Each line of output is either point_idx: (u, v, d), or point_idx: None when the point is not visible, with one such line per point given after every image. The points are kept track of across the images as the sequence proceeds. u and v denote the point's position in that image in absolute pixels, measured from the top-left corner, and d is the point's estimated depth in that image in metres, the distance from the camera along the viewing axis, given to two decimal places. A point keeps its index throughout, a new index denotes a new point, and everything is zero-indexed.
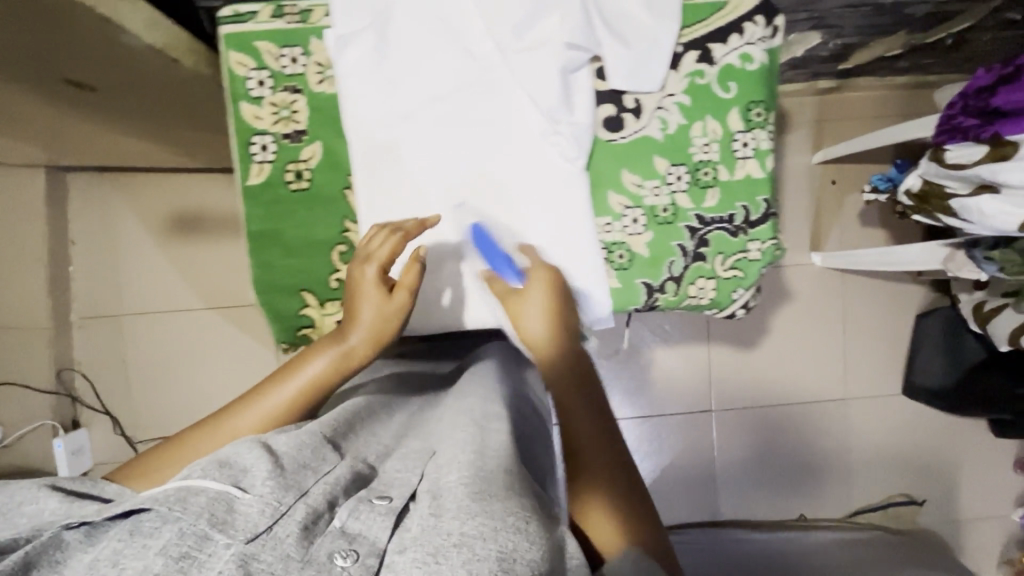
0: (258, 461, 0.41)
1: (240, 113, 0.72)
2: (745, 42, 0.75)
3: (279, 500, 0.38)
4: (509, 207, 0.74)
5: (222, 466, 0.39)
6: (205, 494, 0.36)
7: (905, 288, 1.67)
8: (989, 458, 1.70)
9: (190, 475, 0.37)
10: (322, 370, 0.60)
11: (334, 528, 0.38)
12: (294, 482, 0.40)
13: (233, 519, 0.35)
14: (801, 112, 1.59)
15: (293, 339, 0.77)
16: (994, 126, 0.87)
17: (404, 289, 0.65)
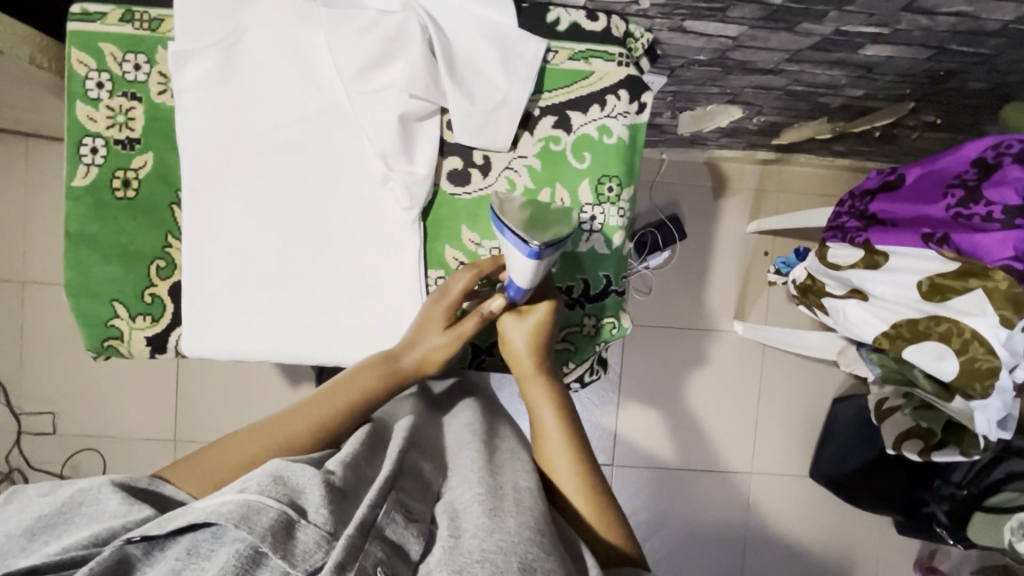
0: (310, 482, 0.46)
1: (73, 112, 0.70)
2: (605, 115, 0.74)
3: (331, 525, 0.43)
4: (339, 247, 0.72)
5: (278, 484, 0.45)
6: (268, 514, 0.41)
7: (826, 369, 1.64)
8: (888, 551, 1.67)
9: (249, 495, 0.43)
10: (366, 390, 0.63)
11: (379, 537, 0.45)
12: (343, 506, 0.46)
13: (292, 543, 0.41)
14: (741, 179, 1.58)
15: (100, 348, 0.74)
16: (867, 233, 0.85)
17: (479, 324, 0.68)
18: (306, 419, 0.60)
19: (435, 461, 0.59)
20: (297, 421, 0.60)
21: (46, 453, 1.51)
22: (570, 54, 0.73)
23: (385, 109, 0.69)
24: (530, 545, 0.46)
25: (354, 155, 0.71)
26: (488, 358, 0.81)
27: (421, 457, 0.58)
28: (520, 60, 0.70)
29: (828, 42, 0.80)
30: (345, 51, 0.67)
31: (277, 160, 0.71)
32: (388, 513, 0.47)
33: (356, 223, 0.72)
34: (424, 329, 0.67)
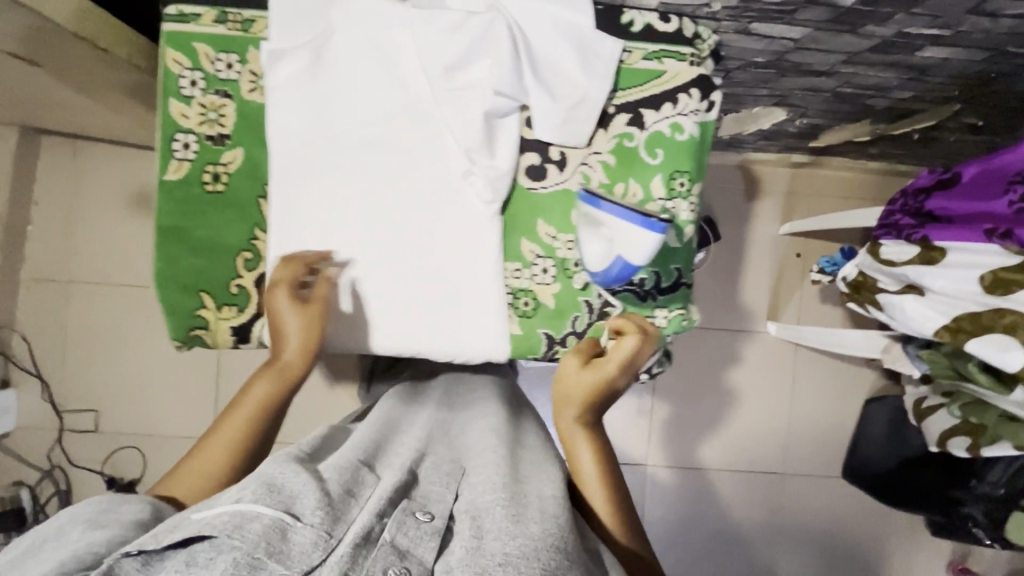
0: (306, 489, 0.47)
1: (167, 109, 0.73)
2: (677, 112, 0.76)
3: (329, 532, 0.43)
4: (420, 240, 0.74)
5: (273, 492, 0.45)
6: (262, 521, 0.41)
7: (858, 370, 1.66)
8: (923, 555, 1.66)
9: (242, 504, 0.43)
10: (266, 391, 0.65)
11: (386, 541, 0.44)
12: (341, 513, 0.46)
13: (288, 548, 0.40)
14: (774, 182, 1.60)
15: (185, 338, 0.76)
16: (924, 229, 0.87)
17: (323, 301, 0.70)
18: (227, 434, 0.62)
19: (449, 466, 0.59)
20: (221, 440, 0.61)
21: (86, 450, 1.52)
22: (643, 54, 0.76)
23: (468, 107, 0.71)
24: (554, 551, 0.46)
25: (435, 151, 0.73)
26: (561, 350, 0.78)
27: (430, 466, 0.58)
28: (598, 60, 0.73)
29: (888, 44, 0.82)
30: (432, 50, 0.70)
31: (362, 155, 0.73)
32: (395, 518, 0.47)
33: (436, 217, 0.74)
34: (285, 328, 0.69)
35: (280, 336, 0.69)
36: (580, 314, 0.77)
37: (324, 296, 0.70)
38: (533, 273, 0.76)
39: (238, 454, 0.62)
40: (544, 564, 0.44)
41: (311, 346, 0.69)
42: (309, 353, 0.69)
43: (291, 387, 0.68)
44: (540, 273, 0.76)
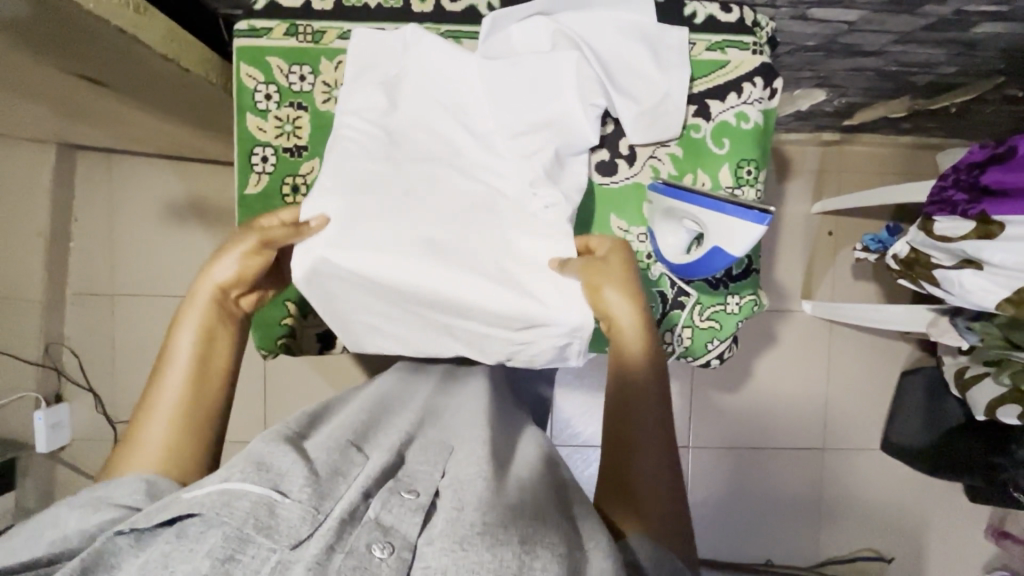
0: (294, 465, 0.46)
1: (244, 124, 0.75)
2: (742, 102, 0.78)
3: (316, 508, 0.43)
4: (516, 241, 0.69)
5: (262, 470, 0.45)
6: (249, 499, 0.41)
7: (892, 343, 1.67)
8: (962, 521, 1.69)
9: (229, 482, 0.43)
10: (194, 343, 0.62)
11: (370, 519, 0.43)
12: (328, 488, 0.46)
13: (276, 523, 0.41)
14: (803, 162, 1.61)
15: (272, 347, 0.81)
16: (981, 204, 0.89)
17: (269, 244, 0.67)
18: (171, 396, 0.59)
19: (436, 446, 0.57)
20: (161, 404, 0.59)
21: None
22: (706, 45, 0.77)
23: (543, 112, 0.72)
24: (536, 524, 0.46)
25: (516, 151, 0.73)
26: None
27: (419, 445, 0.57)
28: (668, 54, 0.74)
29: (942, 22, 0.83)
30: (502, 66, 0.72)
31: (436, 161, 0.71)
32: (381, 496, 0.46)
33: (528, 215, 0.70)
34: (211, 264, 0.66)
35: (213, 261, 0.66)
36: (655, 304, 0.79)
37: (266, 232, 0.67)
38: None
39: (189, 412, 0.59)
40: (521, 532, 0.45)
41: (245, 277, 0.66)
42: (239, 283, 0.66)
43: (220, 328, 0.64)
44: None
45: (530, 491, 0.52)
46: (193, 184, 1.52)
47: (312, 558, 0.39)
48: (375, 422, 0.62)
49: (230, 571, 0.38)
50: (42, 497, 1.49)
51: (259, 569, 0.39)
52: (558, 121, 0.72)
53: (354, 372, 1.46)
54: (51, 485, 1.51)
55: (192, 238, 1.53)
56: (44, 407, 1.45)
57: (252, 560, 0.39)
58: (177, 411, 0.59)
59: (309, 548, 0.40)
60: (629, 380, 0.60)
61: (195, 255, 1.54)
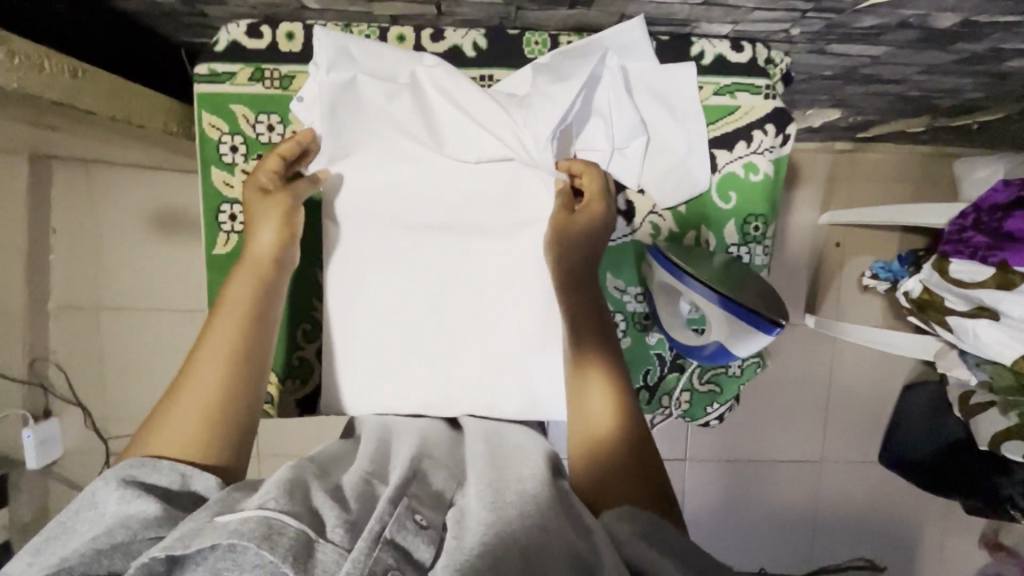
0: (325, 501, 0.47)
1: (210, 179, 0.71)
2: (751, 152, 0.71)
3: (348, 544, 0.43)
4: (492, 317, 0.74)
5: (290, 497, 0.45)
6: (287, 533, 0.41)
7: (895, 357, 1.64)
8: (956, 533, 1.69)
9: (268, 513, 0.42)
10: (245, 296, 0.62)
11: (388, 541, 0.44)
12: (354, 518, 0.46)
13: (312, 563, 0.40)
14: (813, 170, 1.54)
15: None
16: (1002, 251, 0.83)
17: (298, 194, 0.67)
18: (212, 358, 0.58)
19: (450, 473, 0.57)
20: (204, 367, 0.57)
21: None
22: (715, 89, 0.70)
23: (528, 187, 0.71)
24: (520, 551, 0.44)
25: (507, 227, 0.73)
26: None
27: (432, 469, 0.57)
28: (674, 103, 0.68)
29: (974, 58, 0.75)
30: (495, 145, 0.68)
31: (426, 243, 0.73)
32: (399, 520, 0.46)
33: (508, 293, 0.74)
34: (259, 224, 0.65)
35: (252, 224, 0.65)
36: (652, 367, 0.75)
37: (301, 189, 0.67)
38: None
39: (230, 372, 0.58)
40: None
41: (289, 233, 0.66)
42: (281, 243, 0.65)
43: (271, 290, 0.64)
44: None
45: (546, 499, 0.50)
46: (175, 195, 1.46)
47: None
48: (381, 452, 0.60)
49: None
50: (37, 510, 1.50)
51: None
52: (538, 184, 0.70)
53: None
54: (46, 499, 1.51)
55: (176, 251, 1.48)
56: (32, 424, 1.44)
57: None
58: (221, 378, 0.57)
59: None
60: (574, 298, 0.63)
61: (181, 269, 1.49)
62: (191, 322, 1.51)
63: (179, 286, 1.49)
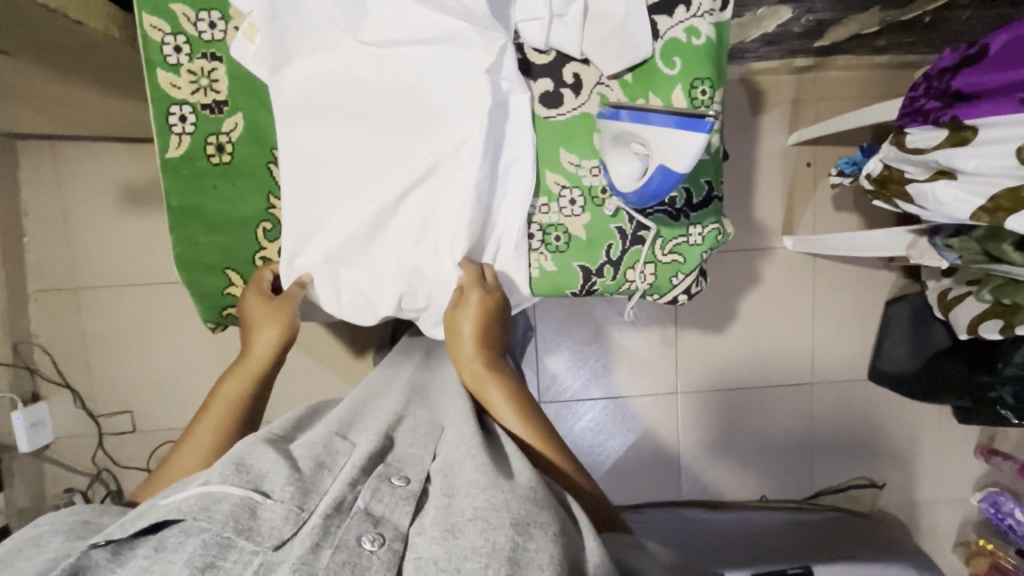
0: (275, 467, 0.50)
1: (156, 81, 0.73)
2: (692, 15, 0.73)
3: (300, 507, 0.46)
4: (451, 203, 0.76)
5: (240, 472, 0.48)
6: (228, 502, 0.44)
7: (877, 273, 1.65)
8: (952, 444, 1.70)
9: (211, 486, 0.45)
10: (235, 389, 0.70)
11: (360, 509, 0.47)
12: (311, 485, 0.49)
13: (257, 525, 0.43)
14: (777, 92, 1.55)
15: (219, 318, 0.84)
16: (954, 109, 0.84)
17: (295, 303, 0.76)
18: (202, 438, 0.65)
19: (426, 428, 0.64)
20: (195, 442, 0.64)
21: (129, 451, 1.54)
22: None
23: (471, 62, 0.72)
24: (484, 492, 0.48)
25: (452, 108, 0.73)
26: (599, 281, 0.82)
27: (406, 428, 0.63)
28: None
29: None
30: (438, 20, 0.70)
31: (381, 132, 0.75)
32: (370, 486, 0.49)
33: (458, 175, 0.75)
34: (259, 324, 0.74)
35: (253, 330, 0.75)
36: (614, 241, 0.80)
37: (292, 296, 0.76)
38: (561, 205, 0.79)
39: (222, 435, 0.66)
40: (513, 513, 0.46)
41: (283, 341, 0.74)
42: (277, 346, 0.74)
43: (263, 384, 0.72)
44: (568, 205, 0.79)
45: (526, 457, 0.58)
46: (145, 165, 1.46)
47: (299, 559, 0.41)
48: (361, 413, 0.67)
49: None
50: (35, 496, 1.48)
51: (241, 572, 0.40)
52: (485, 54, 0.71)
53: (333, 346, 1.44)
54: (43, 484, 1.49)
55: (150, 222, 1.48)
56: (20, 407, 1.43)
57: (234, 565, 0.41)
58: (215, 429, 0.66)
59: (294, 547, 0.42)
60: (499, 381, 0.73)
61: (157, 239, 1.49)
62: (171, 291, 1.50)
63: (157, 256, 1.49)
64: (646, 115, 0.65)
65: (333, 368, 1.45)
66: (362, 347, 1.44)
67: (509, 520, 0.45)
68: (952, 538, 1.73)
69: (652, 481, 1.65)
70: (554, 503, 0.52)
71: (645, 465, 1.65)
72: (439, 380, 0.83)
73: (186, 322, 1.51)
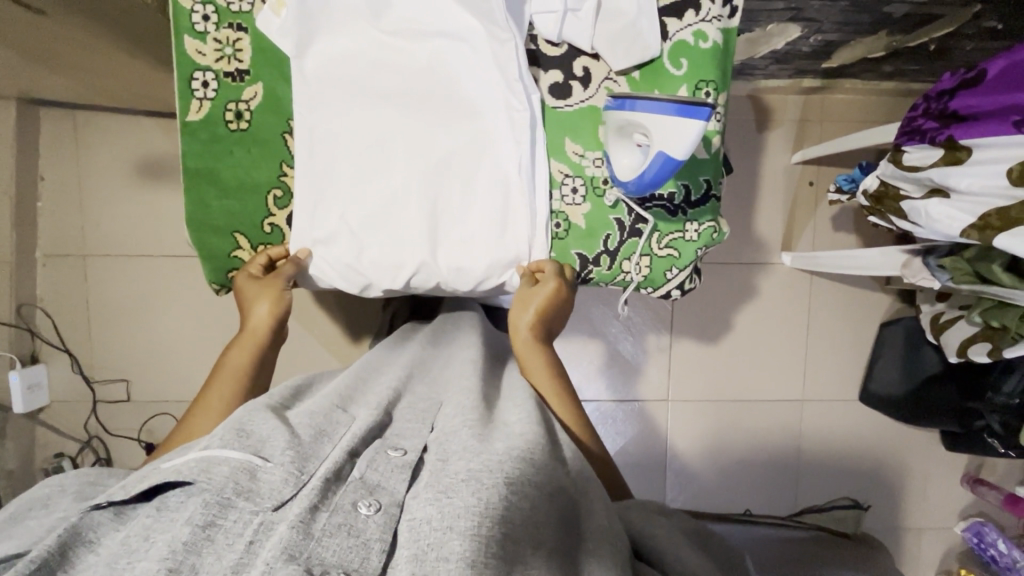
0: (275, 432, 0.50)
1: (183, 47, 0.77)
2: (700, 20, 0.76)
3: (299, 471, 0.46)
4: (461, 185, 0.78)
5: (241, 437, 0.48)
6: (228, 464, 0.44)
7: (872, 295, 1.66)
8: (939, 470, 1.71)
9: (209, 450, 0.46)
10: (237, 360, 0.70)
11: (356, 478, 0.47)
12: (310, 452, 0.49)
13: (256, 487, 0.44)
14: (784, 110, 1.58)
15: (224, 280, 0.86)
16: (948, 130, 0.87)
17: (286, 278, 0.78)
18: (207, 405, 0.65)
19: (423, 403, 0.65)
20: (200, 412, 0.64)
21: (122, 420, 1.55)
22: None
23: (482, 49, 0.75)
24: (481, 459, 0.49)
25: (465, 104, 0.77)
26: (595, 270, 0.84)
27: (405, 406, 0.63)
28: None
29: None
30: (459, 16, 0.74)
31: (397, 110, 0.77)
32: (367, 457, 0.50)
33: (470, 160, 0.78)
34: (253, 301, 0.76)
35: (248, 309, 0.75)
36: (612, 232, 0.82)
37: (285, 272, 0.78)
38: (563, 193, 0.81)
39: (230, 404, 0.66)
40: (505, 475, 0.47)
41: (279, 312, 0.75)
42: (275, 319, 0.75)
43: (266, 357, 0.73)
44: (570, 193, 0.81)
45: (526, 429, 0.58)
46: (161, 139, 1.49)
47: (296, 519, 0.41)
48: (359, 390, 0.68)
49: (212, 535, 0.40)
50: (24, 458, 1.49)
51: (242, 531, 0.41)
52: (500, 41, 0.74)
53: (330, 328, 1.46)
54: (33, 447, 1.50)
55: (161, 194, 1.50)
56: (19, 367, 1.44)
57: (234, 524, 0.41)
58: (222, 399, 0.66)
59: (292, 508, 0.42)
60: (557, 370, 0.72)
61: (165, 212, 1.51)
62: (177, 264, 1.52)
63: (165, 229, 1.52)
64: (649, 103, 0.68)
65: (329, 349, 1.46)
66: (360, 331, 1.46)
67: (504, 480, 0.47)
68: (934, 565, 1.73)
69: (639, 487, 1.66)
70: (554, 468, 0.53)
71: (632, 470, 1.65)
72: (443, 357, 0.83)
73: (189, 295, 1.53)
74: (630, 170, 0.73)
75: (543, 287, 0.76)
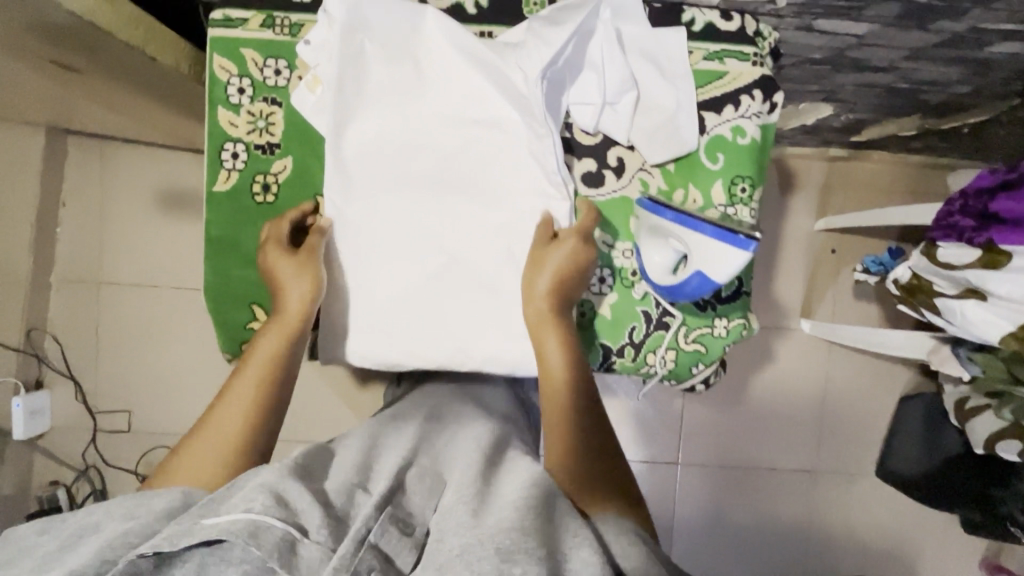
0: (307, 503, 0.49)
1: (217, 118, 0.77)
2: (740, 115, 0.76)
3: (332, 547, 0.46)
4: (486, 269, 0.76)
5: (282, 503, 0.47)
6: (274, 533, 0.45)
7: (892, 367, 1.62)
8: (957, 553, 1.64)
9: (255, 513, 0.45)
10: (270, 346, 0.68)
11: (371, 547, 0.46)
12: (341, 521, 0.49)
13: (296, 561, 0.44)
14: (808, 176, 1.56)
15: (237, 351, 0.83)
16: (988, 232, 0.84)
17: (318, 254, 0.73)
18: (237, 404, 0.63)
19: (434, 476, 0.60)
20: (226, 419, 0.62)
21: (119, 451, 1.52)
22: (704, 55, 0.75)
23: (516, 136, 0.74)
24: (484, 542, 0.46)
25: (495, 188, 0.76)
26: (618, 361, 0.81)
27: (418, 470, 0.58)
28: (673, 64, 0.74)
29: (956, 39, 0.80)
30: (495, 103, 0.74)
31: (425, 192, 0.76)
32: (379, 525, 0.48)
33: (496, 244, 0.76)
34: (286, 279, 0.72)
35: (281, 287, 0.72)
36: (638, 324, 0.80)
37: (314, 244, 0.73)
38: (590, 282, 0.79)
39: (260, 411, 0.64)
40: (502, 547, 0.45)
41: (316, 291, 0.71)
42: (310, 303, 0.71)
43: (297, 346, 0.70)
44: (597, 282, 0.79)
45: None
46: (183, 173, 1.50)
47: None
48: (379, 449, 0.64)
49: None
50: (19, 484, 1.47)
51: None
52: (534, 129, 0.73)
53: (338, 373, 1.44)
54: (28, 473, 1.48)
55: (178, 227, 1.50)
56: (22, 393, 1.43)
57: None
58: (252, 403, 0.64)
59: None
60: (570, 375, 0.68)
61: (181, 245, 1.51)
62: (188, 297, 1.51)
63: (179, 262, 1.51)
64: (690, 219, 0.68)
65: (335, 395, 1.44)
66: (367, 378, 1.44)
67: None
68: None
69: None
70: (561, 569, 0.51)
71: None
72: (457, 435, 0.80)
73: (198, 329, 1.52)
74: (668, 276, 0.73)
75: (559, 247, 0.72)
